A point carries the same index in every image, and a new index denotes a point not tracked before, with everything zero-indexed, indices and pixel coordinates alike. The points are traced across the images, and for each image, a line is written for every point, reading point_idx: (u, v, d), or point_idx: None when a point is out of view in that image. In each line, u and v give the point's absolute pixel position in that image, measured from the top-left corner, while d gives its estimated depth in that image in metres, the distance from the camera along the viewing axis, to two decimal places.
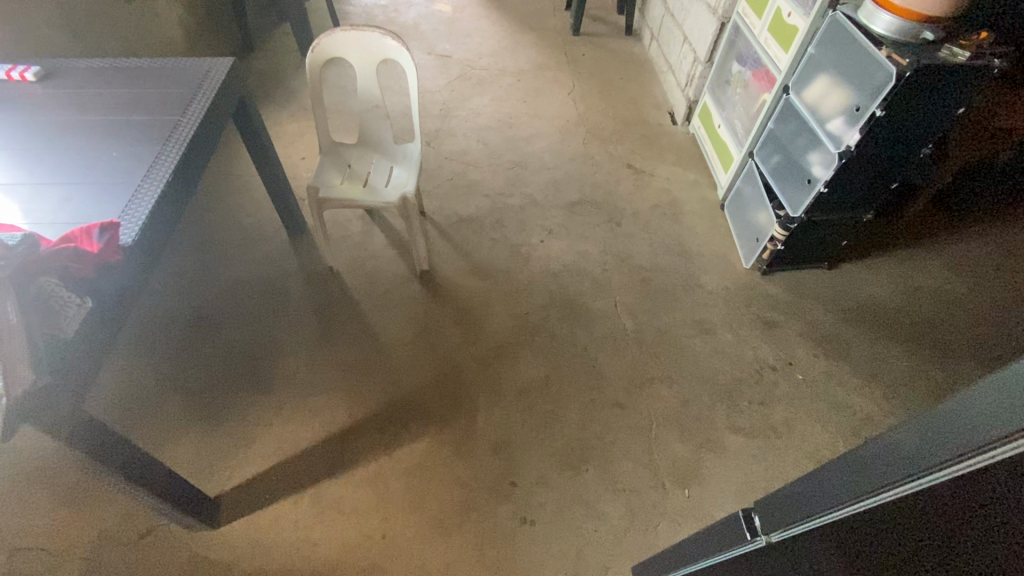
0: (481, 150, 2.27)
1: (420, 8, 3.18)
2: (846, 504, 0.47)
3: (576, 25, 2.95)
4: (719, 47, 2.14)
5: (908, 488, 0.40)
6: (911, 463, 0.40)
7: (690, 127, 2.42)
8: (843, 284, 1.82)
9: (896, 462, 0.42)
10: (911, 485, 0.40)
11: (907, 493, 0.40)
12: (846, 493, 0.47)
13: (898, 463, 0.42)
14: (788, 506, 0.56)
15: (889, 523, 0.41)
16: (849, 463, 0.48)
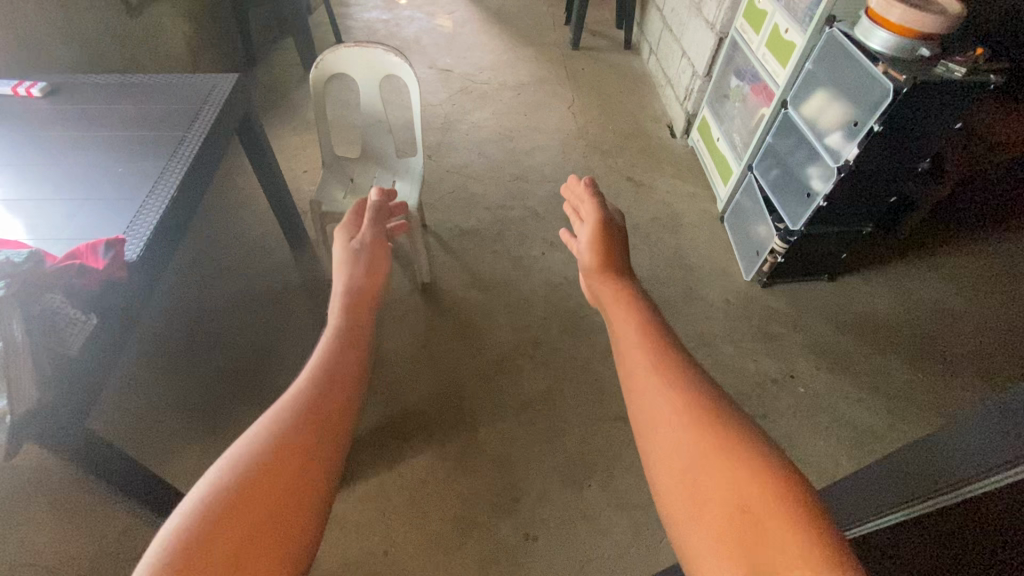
0: (482, 163, 2.29)
1: (422, 22, 3.22)
2: (918, 501, 0.52)
3: (576, 39, 2.98)
4: (718, 61, 2.17)
5: (977, 486, 0.45)
6: (974, 461, 0.45)
7: (689, 140, 2.44)
8: (842, 297, 1.83)
9: (959, 461, 0.47)
10: (977, 483, 0.45)
11: (977, 492, 0.45)
12: (916, 491, 0.52)
13: (971, 454, 0.45)
14: (863, 503, 0.60)
15: (967, 520, 0.46)
16: (919, 460, 0.52)
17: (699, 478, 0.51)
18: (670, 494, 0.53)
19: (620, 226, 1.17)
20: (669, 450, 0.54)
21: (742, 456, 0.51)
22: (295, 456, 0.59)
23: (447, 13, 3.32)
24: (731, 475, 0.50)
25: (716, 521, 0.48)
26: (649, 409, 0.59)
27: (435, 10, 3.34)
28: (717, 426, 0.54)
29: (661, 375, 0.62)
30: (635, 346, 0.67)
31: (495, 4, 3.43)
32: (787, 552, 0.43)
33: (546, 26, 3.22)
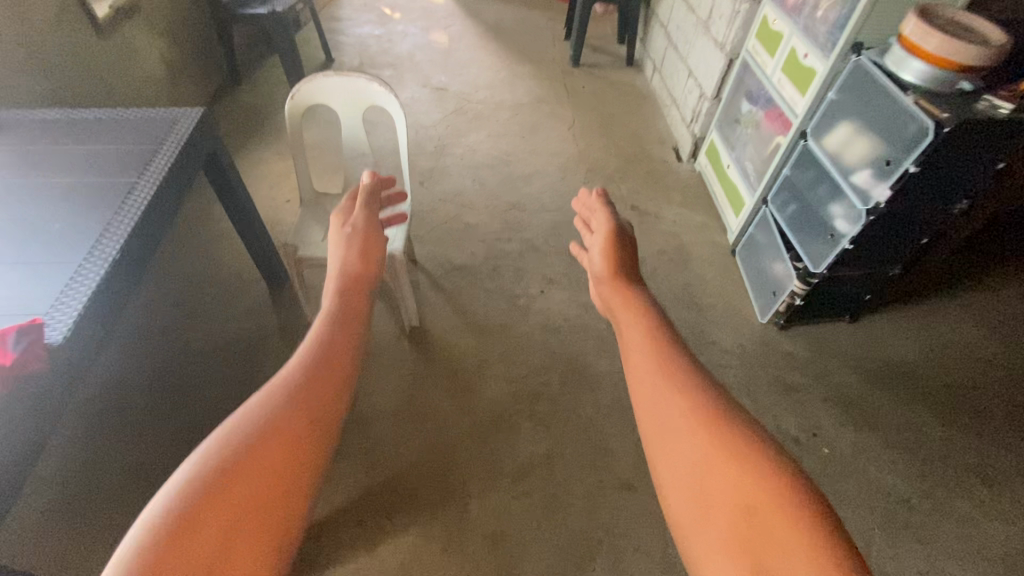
0: (476, 190, 2.15)
1: (415, 37, 3.10)
2: None
3: (576, 56, 2.86)
4: (728, 84, 2.03)
5: None
6: None
7: (696, 164, 2.31)
8: (866, 342, 1.69)
9: None
10: None
11: None
12: None
13: None
14: None
15: None
16: None
17: (708, 477, 0.57)
18: (680, 487, 0.59)
19: (635, 236, 1.24)
20: (683, 454, 0.60)
21: (745, 459, 0.57)
22: (303, 429, 0.55)
23: (442, 28, 3.20)
24: (739, 476, 0.56)
25: (727, 515, 0.54)
26: (659, 416, 0.64)
27: (431, 25, 3.23)
28: (719, 429, 0.60)
29: (668, 381, 0.67)
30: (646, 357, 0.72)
31: (493, 19, 3.32)
32: (788, 547, 0.50)
33: (545, 42, 3.11)
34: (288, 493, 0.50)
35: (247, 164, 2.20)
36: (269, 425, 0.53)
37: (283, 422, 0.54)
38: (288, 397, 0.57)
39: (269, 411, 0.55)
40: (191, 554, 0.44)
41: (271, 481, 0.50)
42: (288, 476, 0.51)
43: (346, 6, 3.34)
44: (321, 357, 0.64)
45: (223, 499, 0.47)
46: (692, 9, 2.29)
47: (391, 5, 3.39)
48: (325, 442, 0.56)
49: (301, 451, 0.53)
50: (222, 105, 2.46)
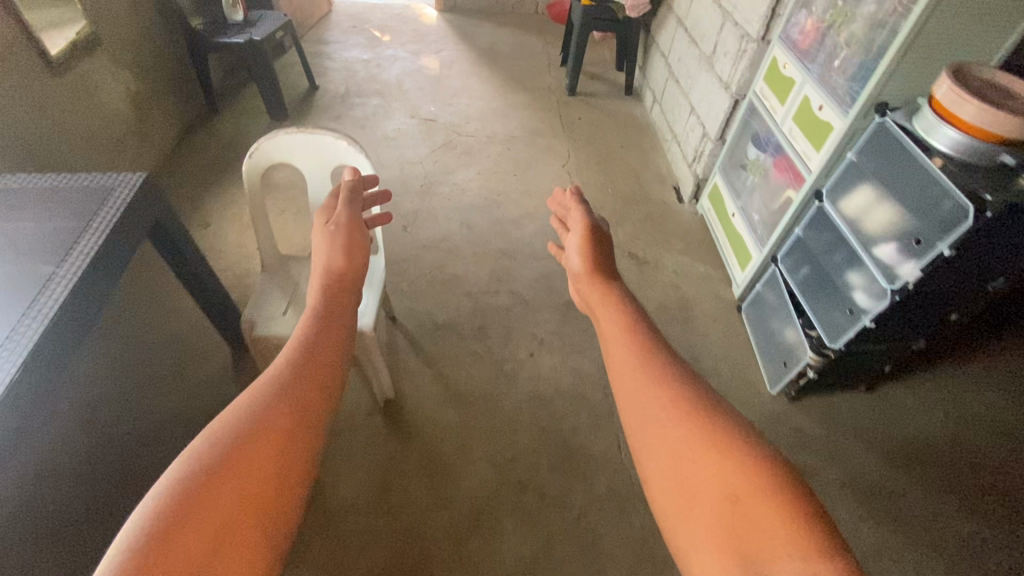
0: (464, 235, 2.01)
1: (405, 63, 2.97)
2: None
3: (572, 85, 2.73)
4: (733, 125, 1.89)
5: None
6: None
7: (698, 207, 2.17)
8: (888, 415, 1.55)
9: None
10: None
11: None
12: None
13: None
14: None
15: None
16: None
17: (684, 464, 0.54)
18: (658, 477, 0.55)
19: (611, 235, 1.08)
20: (664, 442, 0.56)
21: (726, 448, 0.53)
22: (292, 428, 0.56)
23: (434, 52, 3.08)
24: (719, 465, 0.52)
25: (707, 502, 0.51)
26: (636, 406, 0.60)
27: (422, 49, 3.10)
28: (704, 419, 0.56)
29: (649, 375, 0.62)
30: (622, 349, 0.67)
31: (487, 42, 3.20)
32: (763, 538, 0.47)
33: (541, 69, 2.98)
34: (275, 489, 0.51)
35: (219, 203, 2.06)
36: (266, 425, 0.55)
37: (270, 421, 0.55)
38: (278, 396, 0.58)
39: (256, 412, 0.55)
40: (182, 546, 0.45)
41: (265, 477, 0.51)
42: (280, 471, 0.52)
43: (335, 28, 3.22)
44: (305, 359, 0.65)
45: (211, 496, 0.48)
46: (694, 42, 2.16)
47: (381, 27, 3.27)
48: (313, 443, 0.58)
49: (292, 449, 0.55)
50: (197, 137, 2.33)
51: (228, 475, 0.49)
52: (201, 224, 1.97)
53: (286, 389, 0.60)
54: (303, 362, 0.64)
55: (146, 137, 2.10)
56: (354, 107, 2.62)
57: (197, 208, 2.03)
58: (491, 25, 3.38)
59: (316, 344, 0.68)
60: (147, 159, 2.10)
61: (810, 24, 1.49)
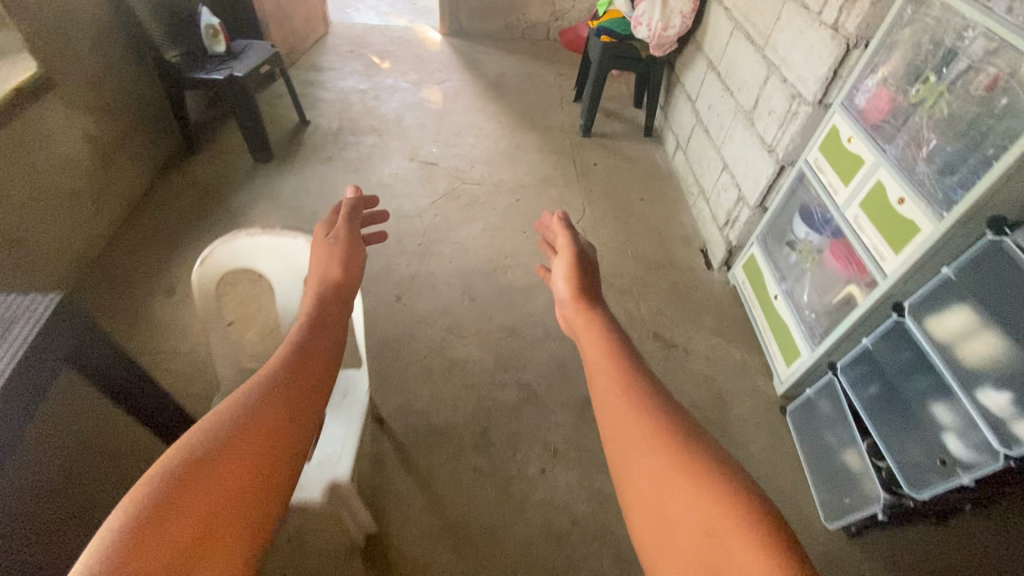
0: (465, 308, 1.76)
1: (406, 94, 2.73)
2: None
3: (587, 126, 2.49)
4: (777, 194, 1.64)
5: None
6: None
7: (730, 275, 1.92)
8: (972, 555, 1.30)
9: None
10: None
11: None
12: None
13: None
14: None
15: None
16: None
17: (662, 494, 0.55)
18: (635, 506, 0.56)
19: (596, 260, 1.10)
20: (643, 470, 0.58)
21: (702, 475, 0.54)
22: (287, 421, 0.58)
23: (437, 83, 2.84)
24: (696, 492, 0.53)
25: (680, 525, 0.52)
26: (616, 437, 0.62)
27: (424, 79, 2.86)
28: (680, 450, 0.58)
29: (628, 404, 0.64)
30: (604, 380, 0.70)
31: (494, 73, 2.96)
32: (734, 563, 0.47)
33: (552, 104, 2.75)
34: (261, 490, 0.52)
35: (189, 264, 1.81)
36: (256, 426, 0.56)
37: (261, 422, 0.56)
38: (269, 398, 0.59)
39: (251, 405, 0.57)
40: (174, 525, 0.45)
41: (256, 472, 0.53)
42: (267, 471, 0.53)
43: (330, 53, 2.98)
44: (295, 363, 0.66)
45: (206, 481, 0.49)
46: (729, 92, 1.92)
47: (380, 53, 3.03)
48: (300, 445, 0.59)
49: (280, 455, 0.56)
50: (171, 181, 2.09)
51: (223, 467, 0.50)
52: (166, 290, 1.72)
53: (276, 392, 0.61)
54: (294, 367, 0.65)
55: (110, 185, 1.86)
56: (347, 146, 2.37)
57: (163, 270, 1.78)
58: (499, 52, 3.15)
59: (305, 352, 0.69)
60: (110, 211, 1.85)
61: (883, 96, 1.26)
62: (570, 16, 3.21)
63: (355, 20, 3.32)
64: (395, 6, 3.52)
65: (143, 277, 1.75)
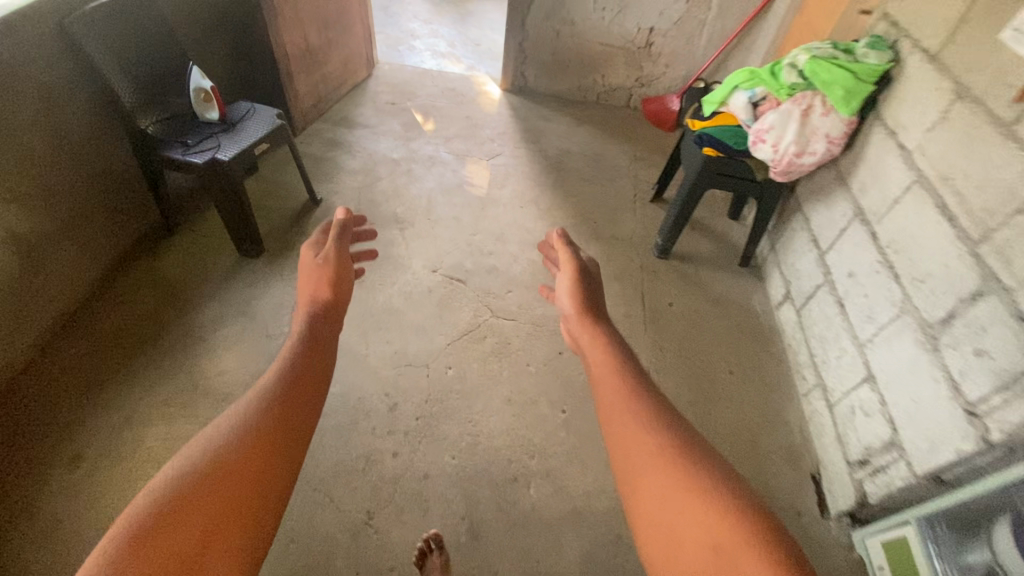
0: (462, 546, 1.22)
1: (445, 169, 2.24)
2: None
3: (664, 247, 1.92)
4: (973, 479, 1.00)
5: None
6: None
7: (856, 538, 1.28)
8: None
9: None
10: None
11: None
12: None
13: None
14: None
15: None
16: None
17: (677, 522, 0.53)
18: (647, 519, 0.55)
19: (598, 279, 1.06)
20: (659, 483, 0.56)
21: (711, 491, 0.53)
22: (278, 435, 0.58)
23: (485, 158, 2.33)
24: (710, 509, 0.52)
25: (693, 538, 0.51)
26: (627, 449, 0.61)
27: (471, 151, 2.35)
28: (687, 472, 0.56)
29: (642, 421, 0.63)
30: (612, 392, 0.68)
31: (557, 150, 2.42)
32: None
33: (623, 205, 2.17)
34: (261, 496, 0.52)
35: (111, 420, 1.36)
36: (253, 439, 0.56)
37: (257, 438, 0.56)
38: (262, 415, 0.60)
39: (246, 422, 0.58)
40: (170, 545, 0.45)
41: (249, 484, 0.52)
42: (262, 478, 0.54)
43: (368, 103, 2.52)
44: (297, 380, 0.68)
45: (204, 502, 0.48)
46: (893, 273, 1.30)
47: (426, 109, 2.55)
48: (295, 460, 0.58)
49: (275, 464, 0.56)
50: (130, 275, 1.66)
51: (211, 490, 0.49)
52: (71, 460, 1.28)
53: (272, 409, 0.62)
54: (291, 385, 0.67)
55: (38, 290, 1.44)
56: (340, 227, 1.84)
57: (76, 424, 1.35)
58: (567, 121, 2.60)
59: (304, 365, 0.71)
60: (31, 324, 1.44)
61: None
62: (659, 84, 2.63)
63: (407, 62, 2.87)
64: (455, 48, 3.04)
65: (48, 435, 1.32)
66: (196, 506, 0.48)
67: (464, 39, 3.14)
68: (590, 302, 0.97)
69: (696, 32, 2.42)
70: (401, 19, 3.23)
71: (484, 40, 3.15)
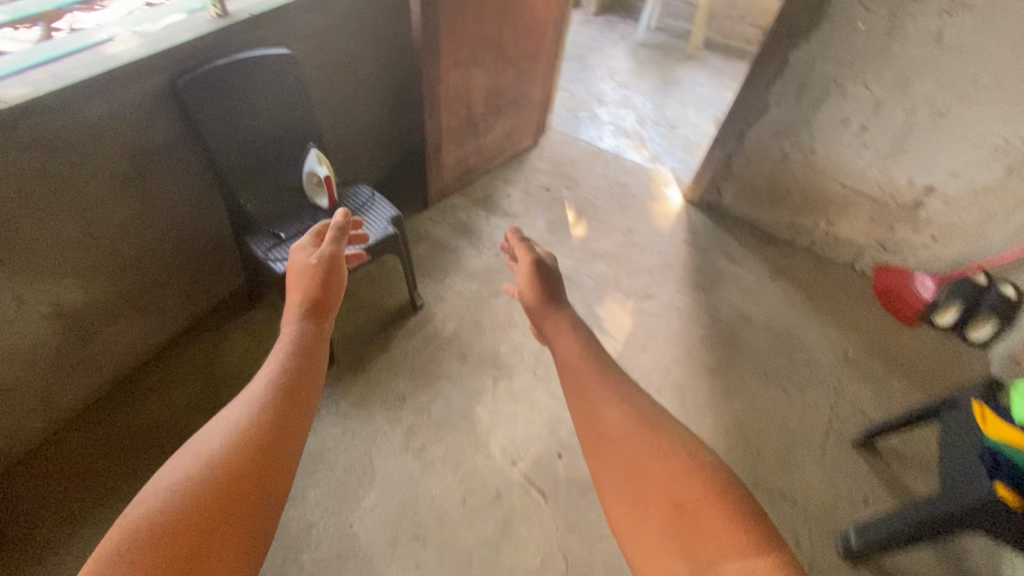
0: None
1: (579, 301, 1.76)
2: None
3: (855, 551, 1.26)
4: None
5: None
6: None
7: None
8: None
9: None
10: None
11: None
12: None
13: None
14: None
15: None
16: None
17: (649, 490, 0.50)
18: (610, 493, 0.52)
19: (554, 264, 0.92)
20: (621, 444, 0.53)
21: (674, 456, 0.52)
22: (254, 460, 0.50)
23: (635, 299, 1.80)
24: (673, 454, 0.52)
25: (654, 503, 0.49)
26: (590, 440, 0.56)
27: (621, 282, 1.84)
28: (654, 436, 0.53)
29: (603, 386, 0.60)
30: (563, 386, 0.63)
31: (734, 312, 1.80)
32: (713, 531, 0.46)
33: (806, 438, 1.51)
34: (249, 532, 0.46)
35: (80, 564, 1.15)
36: (233, 466, 0.48)
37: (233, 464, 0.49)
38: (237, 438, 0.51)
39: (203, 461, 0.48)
40: None
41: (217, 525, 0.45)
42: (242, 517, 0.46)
43: (520, 182, 2.14)
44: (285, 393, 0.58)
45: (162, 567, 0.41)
46: None
47: (583, 207, 2.09)
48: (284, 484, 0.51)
49: (252, 497, 0.47)
50: (191, 351, 1.46)
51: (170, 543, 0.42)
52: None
53: (262, 426, 0.53)
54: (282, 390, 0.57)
55: (78, 367, 1.27)
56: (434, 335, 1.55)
57: (53, 554, 1.15)
58: (760, 268, 1.96)
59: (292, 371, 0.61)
60: (67, 395, 1.29)
61: None
62: (912, 255, 1.85)
63: (582, 134, 2.44)
64: (644, 126, 2.55)
65: (23, 557, 1.14)
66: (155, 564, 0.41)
67: (658, 117, 2.62)
68: (541, 290, 0.84)
69: (1003, 211, 1.61)
70: (593, 76, 2.82)
71: (682, 123, 2.60)
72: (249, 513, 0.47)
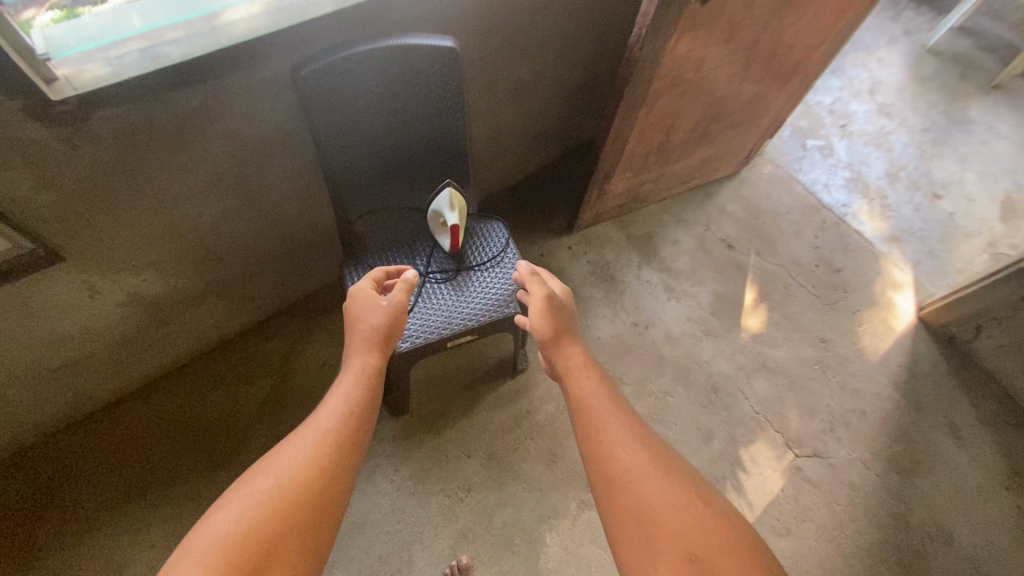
0: None
1: (721, 427, 1.35)
2: None
3: None
4: None
5: None
6: None
7: None
8: None
9: None
10: None
11: None
12: None
13: None
14: None
15: None
16: None
17: (665, 518, 0.67)
18: (634, 538, 0.67)
19: (571, 308, 0.96)
20: (643, 497, 0.69)
21: (687, 499, 0.69)
22: (325, 469, 0.71)
23: (795, 451, 1.34)
24: (692, 506, 0.68)
25: (668, 547, 0.64)
26: (613, 472, 0.73)
27: (784, 419, 1.38)
28: (666, 478, 0.71)
29: (630, 431, 0.77)
30: (587, 425, 0.79)
31: (930, 523, 1.28)
32: (722, 573, 0.61)
33: None
34: (313, 528, 0.67)
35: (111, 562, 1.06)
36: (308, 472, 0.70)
37: (307, 469, 0.70)
38: (310, 451, 0.72)
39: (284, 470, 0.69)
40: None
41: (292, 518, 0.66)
42: (310, 523, 0.67)
43: (697, 227, 1.65)
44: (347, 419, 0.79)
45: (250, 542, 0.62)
46: None
47: (769, 288, 1.57)
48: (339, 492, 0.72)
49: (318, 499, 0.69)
50: (270, 344, 1.28)
51: (261, 525, 0.64)
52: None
53: (328, 447, 0.74)
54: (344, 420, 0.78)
55: (152, 343, 1.14)
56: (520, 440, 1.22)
57: (89, 540, 1.07)
58: (995, 465, 1.36)
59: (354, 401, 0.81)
60: (140, 366, 1.16)
61: None
62: None
63: (802, 173, 1.82)
64: (894, 183, 1.85)
65: (63, 532, 1.07)
66: (254, 538, 0.63)
67: (918, 175, 1.88)
68: (558, 328, 0.93)
69: None
70: (844, 87, 2.08)
71: (951, 192, 1.85)
72: (314, 526, 0.67)
